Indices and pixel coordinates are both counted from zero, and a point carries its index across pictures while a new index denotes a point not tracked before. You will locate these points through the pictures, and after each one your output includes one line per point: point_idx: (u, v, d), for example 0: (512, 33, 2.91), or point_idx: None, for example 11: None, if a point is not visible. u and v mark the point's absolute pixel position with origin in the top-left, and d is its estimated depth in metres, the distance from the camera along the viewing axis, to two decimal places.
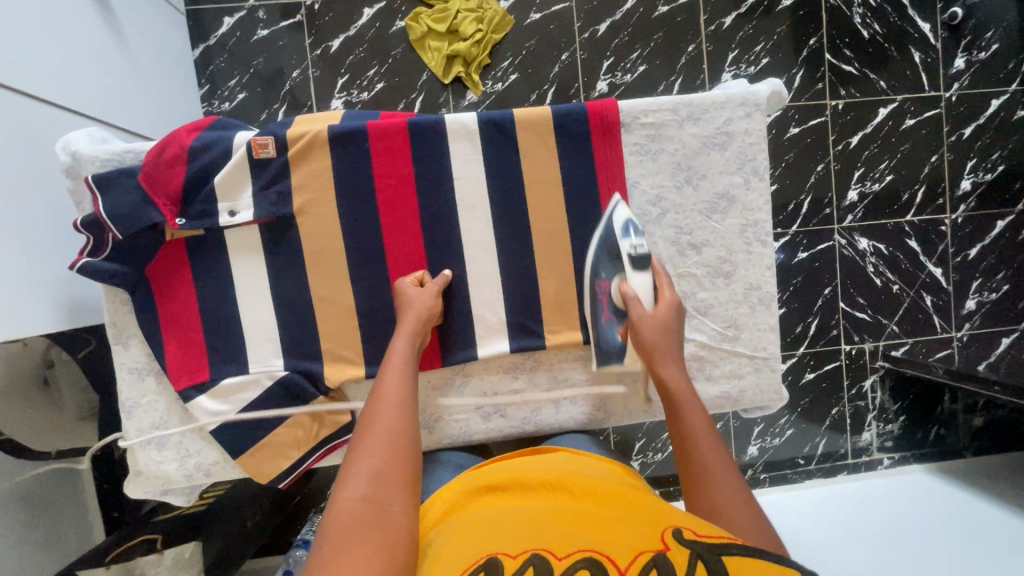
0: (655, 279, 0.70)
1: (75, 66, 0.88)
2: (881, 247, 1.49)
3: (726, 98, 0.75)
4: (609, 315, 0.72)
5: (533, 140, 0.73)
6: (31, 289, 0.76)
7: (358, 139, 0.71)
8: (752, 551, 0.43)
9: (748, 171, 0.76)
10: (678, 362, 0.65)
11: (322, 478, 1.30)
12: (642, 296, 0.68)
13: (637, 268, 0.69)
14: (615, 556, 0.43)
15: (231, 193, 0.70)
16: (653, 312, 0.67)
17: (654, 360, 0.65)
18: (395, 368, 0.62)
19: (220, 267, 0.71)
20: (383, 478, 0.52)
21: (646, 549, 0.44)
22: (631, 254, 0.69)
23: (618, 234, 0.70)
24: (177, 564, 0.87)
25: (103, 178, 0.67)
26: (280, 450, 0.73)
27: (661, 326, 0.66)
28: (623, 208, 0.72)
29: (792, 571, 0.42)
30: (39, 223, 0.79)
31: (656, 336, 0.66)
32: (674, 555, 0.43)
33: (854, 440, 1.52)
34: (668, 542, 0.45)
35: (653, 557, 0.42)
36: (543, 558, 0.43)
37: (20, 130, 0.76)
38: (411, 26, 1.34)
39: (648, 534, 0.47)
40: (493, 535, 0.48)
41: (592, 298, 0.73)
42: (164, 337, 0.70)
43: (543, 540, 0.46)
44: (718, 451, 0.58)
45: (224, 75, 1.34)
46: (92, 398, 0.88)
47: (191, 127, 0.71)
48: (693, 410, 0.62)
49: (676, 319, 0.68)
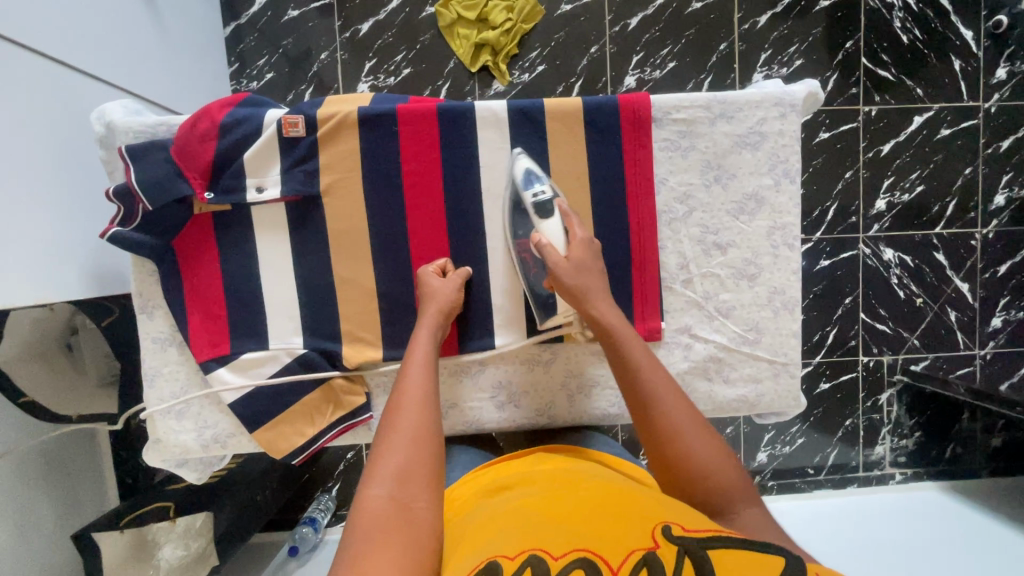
0: (565, 221, 0.70)
1: (109, 35, 0.89)
2: (907, 258, 1.46)
3: (761, 98, 0.74)
4: (535, 269, 0.73)
5: (562, 131, 0.73)
6: (60, 252, 0.77)
7: (387, 121, 0.71)
8: (738, 545, 0.43)
9: (779, 173, 0.75)
10: (607, 296, 0.67)
11: (331, 456, 1.33)
12: (555, 242, 0.68)
13: (543, 216, 0.69)
14: (608, 555, 0.43)
15: (259, 169, 0.70)
16: (568, 254, 0.67)
17: (586, 299, 0.66)
18: (418, 361, 0.63)
19: (245, 242, 0.72)
20: (411, 477, 0.52)
21: (639, 545, 0.44)
22: (534, 201, 0.69)
23: (520, 185, 0.70)
24: (188, 534, 0.90)
25: (136, 149, 0.68)
26: (295, 429, 0.73)
27: (579, 266, 0.67)
28: (524, 158, 0.71)
29: (775, 559, 0.42)
30: (70, 187, 0.80)
31: (578, 280, 0.66)
32: (664, 552, 0.42)
33: (867, 454, 1.51)
34: (659, 538, 0.45)
35: (645, 554, 0.42)
36: (539, 559, 0.42)
37: (51, 96, 0.77)
38: (441, 12, 1.34)
39: (640, 528, 0.47)
40: (494, 533, 0.48)
41: (517, 256, 0.74)
42: (188, 309, 0.71)
43: (541, 538, 0.46)
44: (664, 382, 0.61)
45: (254, 54, 1.35)
46: (115, 365, 0.89)
47: (223, 102, 0.71)
48: (630, 344, 0.64)
49: (592, 258, 0.68)
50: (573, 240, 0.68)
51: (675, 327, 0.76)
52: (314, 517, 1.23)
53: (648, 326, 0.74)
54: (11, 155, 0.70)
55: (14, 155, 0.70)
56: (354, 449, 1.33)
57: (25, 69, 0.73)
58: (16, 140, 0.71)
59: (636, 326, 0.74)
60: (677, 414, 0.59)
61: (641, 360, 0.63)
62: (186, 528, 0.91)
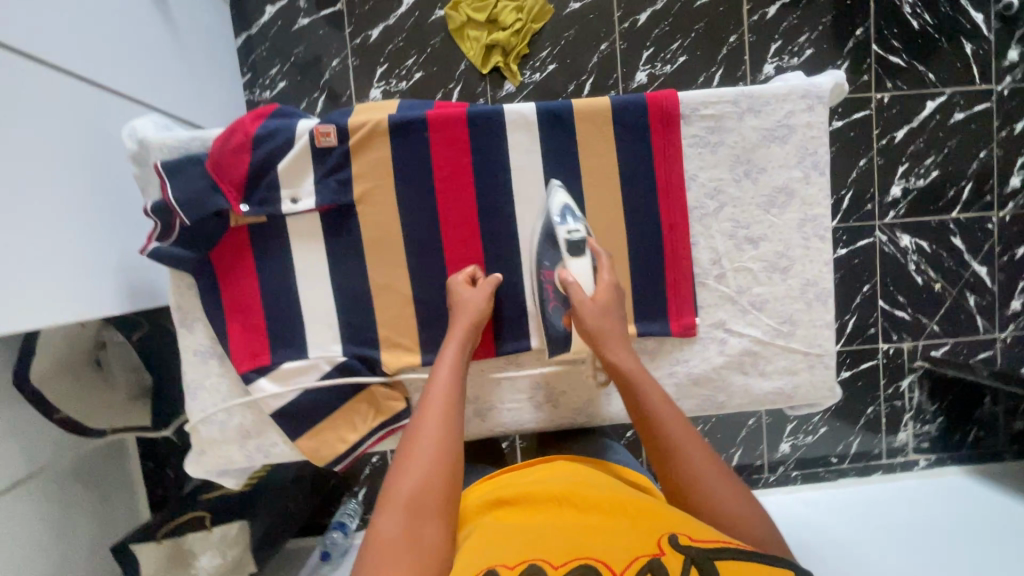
0: (595, 262, 0.71)
1: (128, 51, 0.90)
2: (924, 244, 1.46)
3: (787, 91, 0.74)
4: (555, 303, 0.72)
5: (591, 131, 0.73)
6: (95, 268, 0.78)
7: (418, 128, 0.72)
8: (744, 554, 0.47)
9: (809, 165, 0.75)
10: (623, 342, 0.68)
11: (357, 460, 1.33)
12: (582, 282, 0.69)
13: (573, 254, 0.69)
14: (612, 562, 0.47)
15: (293, 180, 0.71)
16: (593, 297, 0.69)
17: (603, 346, 0.67)
18: (441, 382, 0.64)
19: (281, 253, 0.72)
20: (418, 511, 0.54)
21: (643, 553, 0.47)
22: (568, 238, 0.69)
23: (556, 218, 0.70)
24: (223, 542, 0.94)
25: (172, 166, 0.69)
26: (336, 435, 0.74)
27: (603, 307, 0.68)
28: (561, 192, 0.71)
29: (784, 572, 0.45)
30: (102, 203, 0.81)
31: (598, 322, 0.67)
32: (669, 560, 0.46)
33: (890, 440, 1.51)
34: (664, 545, 0.48)
35: (649, 562, 0.46)
36: (541, 567, 0.46)
37: (75, 115, 0.77)
38: (451, 15, 1.35)
39: (644, 537, 0.50)
40: (495, 545, 0.52)
41: (537, 289, 0.72)
42: (227, 322, 0.72)
43: (546, 549, 0.49)
44: (680, 425, 0.63)
45: (266, 64, 1.37)
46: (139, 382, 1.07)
47: (255, 114, 0.71)
48: (649, 389, 0.65)
49: (615, 301, 0.69)
50: (600, 281, 0.70)
51: (710, 322, 0.76)
52: (344, 521, 1.23)
53: (683, 323, 0.75)
54: (43, 175, 0.71)
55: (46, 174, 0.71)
56: (379, 453, 1.33)
57: (53, 90, 0.74)
58: (49, 160, 0.72)
59: (671, 323, 0.75)
60: (695, 459, 0.61)
61: (659, 406, 0.64)
62: (222, 537, 0.95)
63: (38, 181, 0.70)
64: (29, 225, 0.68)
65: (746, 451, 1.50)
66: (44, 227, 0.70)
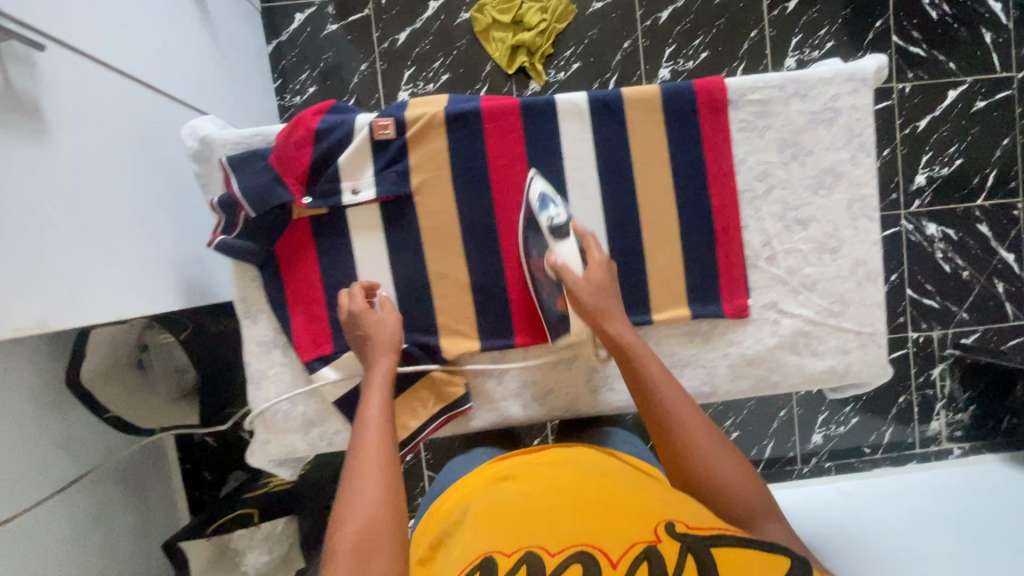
0: (582, 242, 0.70)
1: (177, 56, 0.92)
2: (950, 232, 1.46)
3: (833, 75, 0.75)
4: (549, 287, 0.72)
5: (641, 118, 0.74)
6: (157, 264, 0.81)
7: (473, 119, 0.74)
8: (737, 541, 0.49)
9: (856, 147, 0.76)
10: (620, 314, 0.68)
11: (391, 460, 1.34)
12: (572, 264, 0.67)
13: (559, 238, 0.68)
14: (608, 549, 0.51)
15: (353, 172, 0.73)
16: (586, 275, 0.67)
17: (604, 321, 0.67)
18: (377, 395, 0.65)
19: (342, 243, 0.74)
20: (371, 543, 0.53)
21: (639, 540, 0.51)
22: (550, 225, 0.68)
23: (535, 208, 0.70)
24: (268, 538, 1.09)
25: (238, 161, 0.71)
26: (397, 422, 0.76)
27: (596, 287, 0.67)
28: (539, 181, 0.72)
29: (778, 559, 0.48)
30: (162, 202, 0.84)
31: (596, 301, 0.67)
32: (664, 547, 0.49)
33: (923, 430, 1.51)
34: (660, 532, 0.52)
35: (645, 550, 0.49)
36: (537, 557, 0.51)
37: (136, 118, 0.80)
38: (476, 18, 1.37)
39: (642, 523, 0.53)
40: (492, 534, 0.57)
41: (532, 276, 0.73)
42: (291, 312, 0.74)
43: (539, 540, 0.54)
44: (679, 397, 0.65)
45: (296, 70, 1.39)
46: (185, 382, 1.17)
47: (314, 109, 0.73)
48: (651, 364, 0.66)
49: (610, 279, 0.69)
50: (591, 261, 0.68)
51: (762, 303, 0.77)
52: None
53: (736, 305, 0.76)
54: (109, 176, 0.74)
55: (111, 174, 0.74)
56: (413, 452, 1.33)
57: (116, 93, 0.77)
58: (113, 160, 0.75)
59: (724, 304, 0.76)
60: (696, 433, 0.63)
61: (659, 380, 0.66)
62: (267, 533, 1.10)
63: (105, 181, 0.73)
64: (99, 223, 0.71)
65: (778, 443, 1.50)
66: (112, 225, 0.73)
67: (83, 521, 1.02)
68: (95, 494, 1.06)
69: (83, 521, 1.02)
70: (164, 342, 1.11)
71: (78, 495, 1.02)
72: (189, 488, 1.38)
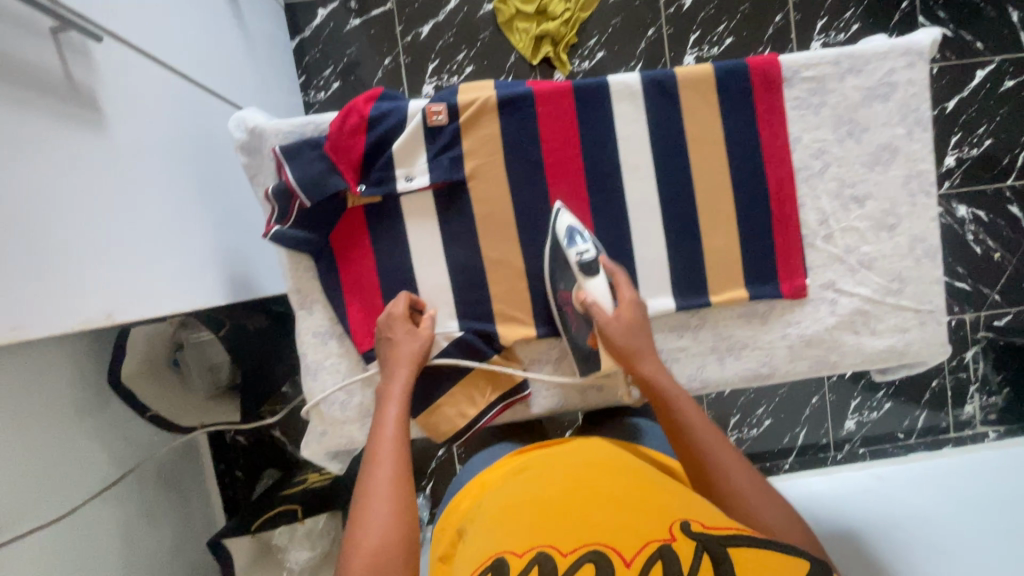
0: (613, 280, 0.69)
1: (215, 50, 0.92)
2: (980, 214, 1.45)
3: (889, 49, 0.74)
4: (578, 323, 0.72)
5: (695, 98, 0.74)
6: (205, 258, 0.79)
7: (525, 103, 0.73)
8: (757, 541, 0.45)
9: (912, 122, 0.75)
10: (654, 356, 0.66)
11: (421, 454, 1.29)
12: (603, 302, 0.67)
13: (589, 275, 0.68)
14: (622, 548, 0.46)
15: (407, 160, 0.72)
16: (617, 314, 0.67)
17: (634, 359, 0.65)
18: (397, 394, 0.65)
19: (397, 232, 0.74)
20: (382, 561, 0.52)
21: (653, 539, 0.46)
22: (579, 261, 0.68)
23: (563, 243, 0.70)
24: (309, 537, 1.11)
25: (291, 150, 0.70)
26: (455, 410, 0.75)
27: (627, 327, 0.66)
28: (566, 214, 0.72)
29: (799, 562, 0.42)
30: (207, 197, 0.83)
31: (627, 340, 0.65)
32: (680, 546, 0.45)
33: (956, 414, 1.50)
34: (676, 530, 0.47)
35: (659, 547, 0.45)
36: (549, 555, 0.46)
37: (180, 112, 0.80)
38: (500, 8, 1.35)
39: (655, 521, 0.49)
40: (497, 533, 0.53)
41: (559, 311, 0.73)
42: (346, 302, 0.73)
43: (550, 536, 0.49)
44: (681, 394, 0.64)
45: (319, 66, 1.39)
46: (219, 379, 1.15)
47: (366, 96, 0.72)
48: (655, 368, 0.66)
49: (639, 320, 0.67)
50: (622, 299, 0.68)
51: (819, 283, 0.76)
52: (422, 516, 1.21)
53: (793, 284, 0.75)
54: (156, 168, 0.73)
55: (158, 167, 0.73)
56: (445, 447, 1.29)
57: (161, 87, 0.76)
58: (160, 153, 0.74)
59: (781, 285, 0.75)
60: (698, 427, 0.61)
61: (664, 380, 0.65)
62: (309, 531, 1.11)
63: (152, 174, 0.72)
64: (149, 217, 0.70)
65: (811, 430, 1.48)
66: (161, 218, 0.72)
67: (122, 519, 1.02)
68: (133, 493, 1.05)
69: (121, 521, 1.02)
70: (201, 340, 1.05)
71: (115, 496, 1.01)
72: (222, 488, 1.36)
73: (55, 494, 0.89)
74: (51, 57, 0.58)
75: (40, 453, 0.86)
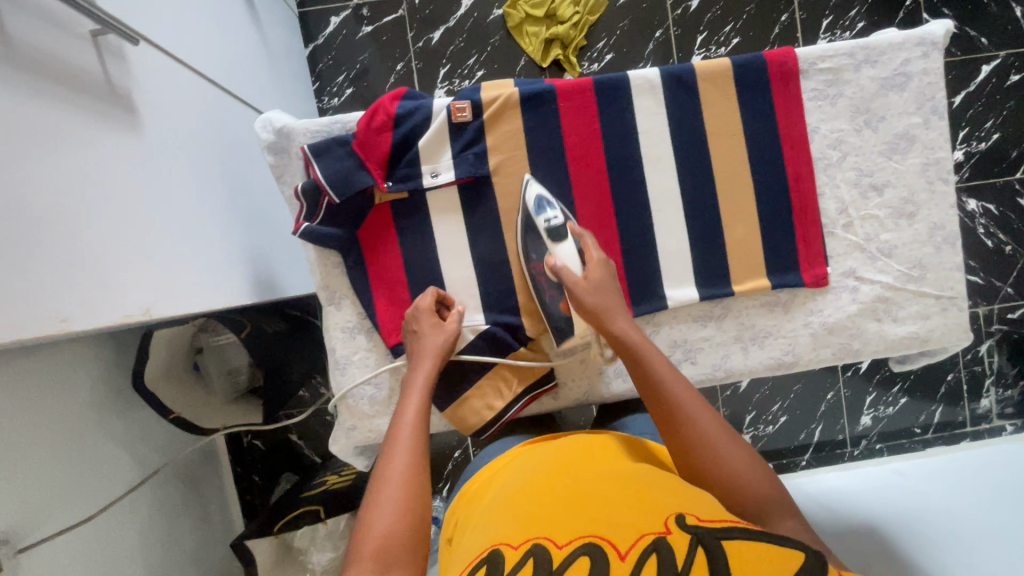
0: (581, 245, 0.71)
1: (241, 55, 0.94)
2: (991, 207, 1.44)
3: (903, 40, 0.75)
4: (551, 291, 0.73)
5: (713, 91, 0.75)
6: (233, 256, 0.80)
7: (547, 99, 0.74)
8: (752, 535, 0.44)
9: (928, 111, 0.76)
10: (626, 314, 0.67)
11: (436, 454, 1.27)
12: (571, 265, 0.69)
13: (556, 240, 0.70)
14: (617, 540, 0.45)
15: (432, 156, 0.74)
16: (586, 275, 0.69)
17: (606, 318, 0.66)
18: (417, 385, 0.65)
19: (423, 227, 0.75)
20: (390, 551, 0.51)
21: (648, 530, 0.46)
22: (548, 227, 0.70)
23: (533, 211, 0.72)
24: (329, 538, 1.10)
25: (319, 147, 0.71)
26: (482, 403, 0.77)
27: (595, 287, 0.68)
28: (534, 184, 0.73)
29: (792, 558, 0.41)
30: (234, 197, 0.84)
31: (596, 298, 0.67)
32: (675, 540, 0.44)
33: (972, 408, 1.48)
34: (671, 523, 0.46)
35: (655, 540, 0.44)
36: (544, 548, 0.46)
37: (208, 114, 0.80)
38: (509, 13, 1.35)
39: (651, 514, 0.48)
40: (491, 527, 0.52)
41: (533, 283, 0.74)
42: (374, 297, 0.74)
43: (547, 528, 0.49)
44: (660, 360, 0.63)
45: (333, 73, 1.38)
46: (241, 380, 1.14)
47: (391, 95, 0.74)
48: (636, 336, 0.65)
49: (609, 278, 0.70)
50: (589, 260, 0.70)
51: (840, 271, 0.77)
52: (439, 517, 1.18)
53: (815, 273, 0.76)
54: (186, 167, 0.73)
55: (188, 165, 0.73)
56: (460, 447, 1.27)
57: (190, 89, 0.77)
58: (189, 152, 0.74)
59: (803, 273, 0.76)
60: (678, 391, 0.60)
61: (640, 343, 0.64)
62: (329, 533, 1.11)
63: (183, 171, 0.72)
64: (180, 213, 0.70)
65: (827, 427, 1.45)
66: (191, 214, 0.72)
67: (146, 524, 1.00)
68: (155, 497, 1.04)
69: (145, 525, 1.00)
70: (221, 343, 1.06)
71: (138, 501, 1.00)
72: (241, 492, 1.35)
73: (85, 493, 0.88)
74: (92, 57, 0.59)
75: (69, 456, 0.86)
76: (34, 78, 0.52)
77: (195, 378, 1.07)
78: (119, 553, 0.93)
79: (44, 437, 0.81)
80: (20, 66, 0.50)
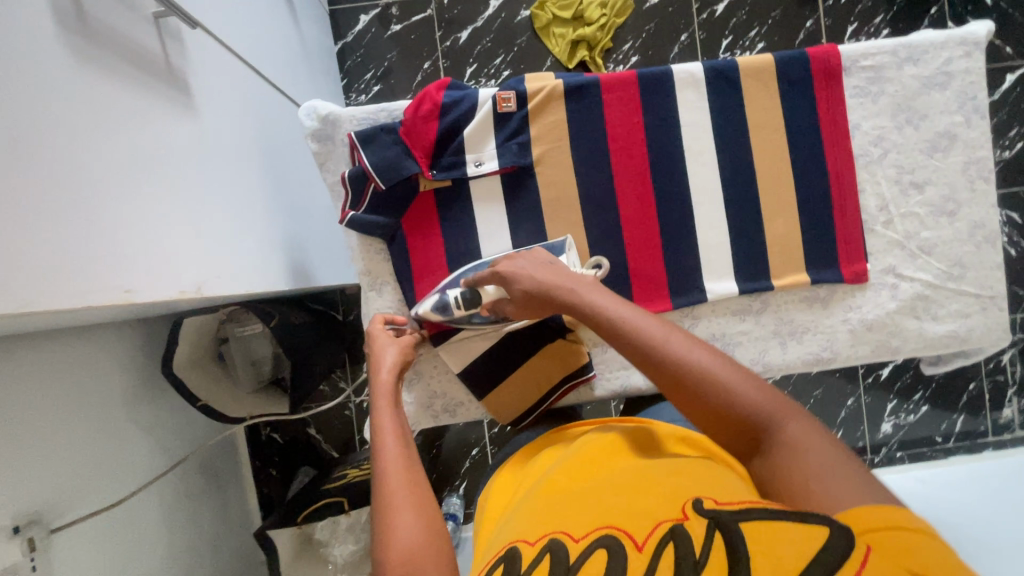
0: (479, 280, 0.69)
1: (281, 48, 0.95)
2: (1015, 216, 1.40)
3: (945, 39, 0.76)
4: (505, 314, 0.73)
5: (756, 86, 0.76)
6: (271, 242, 0.79)
7: (592, 91, 0.75)
8: (775, 514, 0.38)
9: (970, 110, 0.76)
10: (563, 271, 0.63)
11: (455, 450, 1.27)
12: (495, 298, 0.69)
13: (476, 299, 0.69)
14: (632, 530, 0.41)
15: (477, 145, 0.74)
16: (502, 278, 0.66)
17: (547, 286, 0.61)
18: (384, 396, 0.64)
19: (465, 215, 0.76)
20: (420, 559, 0.46)
21: (664, 519, 0.41)
22: (464, 298, 0.69)
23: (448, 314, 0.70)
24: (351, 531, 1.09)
25: (366, 135, 0.72)
26: (517, 393, 0.79)
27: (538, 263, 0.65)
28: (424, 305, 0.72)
29: (815, 526, 0.36)
30: (275, 186, 0.84)
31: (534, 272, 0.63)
32: (692, 525, 0.40)
33: (995, 417, 1.44)
34: (687, 509, 0.42)
35: (671, 528, 0.40)
36: (561, 543, 0.42)
37: (253, 102, 0.82)
38: (537, 14, 1.35)
39: (667, 501, 0.44)
40: (512, 524, 0.49)
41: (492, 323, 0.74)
42: (416, 285, 0.76)
43: (565, 522, 0.45)
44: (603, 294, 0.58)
45: (360, 70, 1.38)
46: (263, 370, 1.12)
47: (436, 85, 0.74)
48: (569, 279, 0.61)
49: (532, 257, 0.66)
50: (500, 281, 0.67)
51: (880, 268, 0.77)
52: (454, 513, 1.16)
53: (855, 268, 0.76)
54: (230, 152, 0.73)
55: (233, 152, 0.74)
56: (478, 445, 1.27)
57: (240, 79, 0.78)
58: (235, 137, 0.75)
59: (843, 269, 0.76)
60: (624, 316, 0.55)
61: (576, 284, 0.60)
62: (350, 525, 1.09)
63: (229, 155, 0.73)
64: (223, 196, 0.69)
65: (847, 433, 1.43)
66: (233, 197, 0.71)
67: (173, 510, 1.00)
68: (179, 485, 1.03)
69: (171, 511, 1.00)
70: (245, 334, 1.06)
71: (166, 485, 1.00)
72: (259, 485, 1.33)
73: (115, 480, 0.88)
74: (154, 39, 0.61)
75: (105, 438, 0.87)
76: (103, 54, 0.53)
77: (219, 367, 1.07)
78: (148, 537, 0.93)
79: (75, 419, 0.81)
80: (96, 44, 0.52)
